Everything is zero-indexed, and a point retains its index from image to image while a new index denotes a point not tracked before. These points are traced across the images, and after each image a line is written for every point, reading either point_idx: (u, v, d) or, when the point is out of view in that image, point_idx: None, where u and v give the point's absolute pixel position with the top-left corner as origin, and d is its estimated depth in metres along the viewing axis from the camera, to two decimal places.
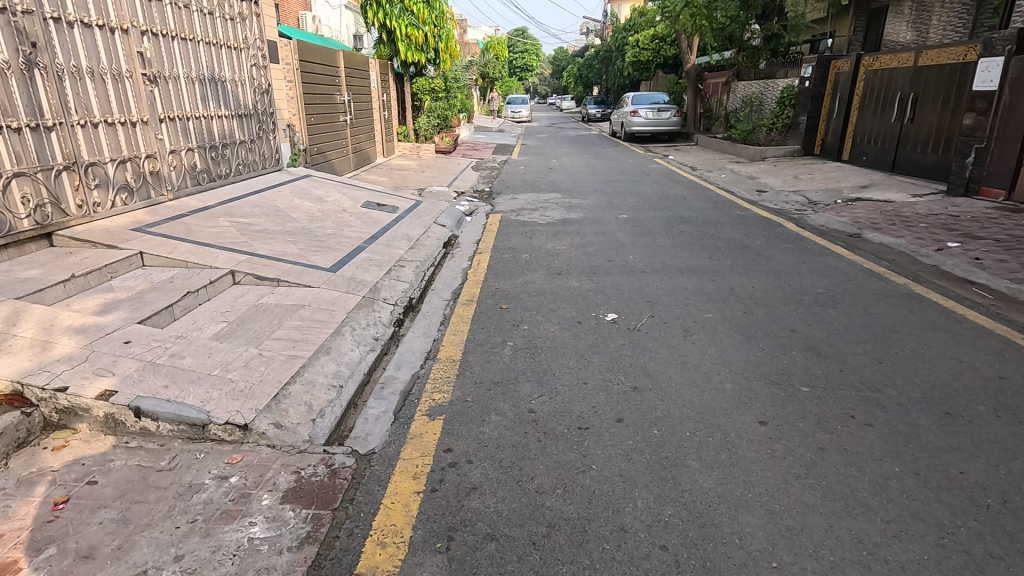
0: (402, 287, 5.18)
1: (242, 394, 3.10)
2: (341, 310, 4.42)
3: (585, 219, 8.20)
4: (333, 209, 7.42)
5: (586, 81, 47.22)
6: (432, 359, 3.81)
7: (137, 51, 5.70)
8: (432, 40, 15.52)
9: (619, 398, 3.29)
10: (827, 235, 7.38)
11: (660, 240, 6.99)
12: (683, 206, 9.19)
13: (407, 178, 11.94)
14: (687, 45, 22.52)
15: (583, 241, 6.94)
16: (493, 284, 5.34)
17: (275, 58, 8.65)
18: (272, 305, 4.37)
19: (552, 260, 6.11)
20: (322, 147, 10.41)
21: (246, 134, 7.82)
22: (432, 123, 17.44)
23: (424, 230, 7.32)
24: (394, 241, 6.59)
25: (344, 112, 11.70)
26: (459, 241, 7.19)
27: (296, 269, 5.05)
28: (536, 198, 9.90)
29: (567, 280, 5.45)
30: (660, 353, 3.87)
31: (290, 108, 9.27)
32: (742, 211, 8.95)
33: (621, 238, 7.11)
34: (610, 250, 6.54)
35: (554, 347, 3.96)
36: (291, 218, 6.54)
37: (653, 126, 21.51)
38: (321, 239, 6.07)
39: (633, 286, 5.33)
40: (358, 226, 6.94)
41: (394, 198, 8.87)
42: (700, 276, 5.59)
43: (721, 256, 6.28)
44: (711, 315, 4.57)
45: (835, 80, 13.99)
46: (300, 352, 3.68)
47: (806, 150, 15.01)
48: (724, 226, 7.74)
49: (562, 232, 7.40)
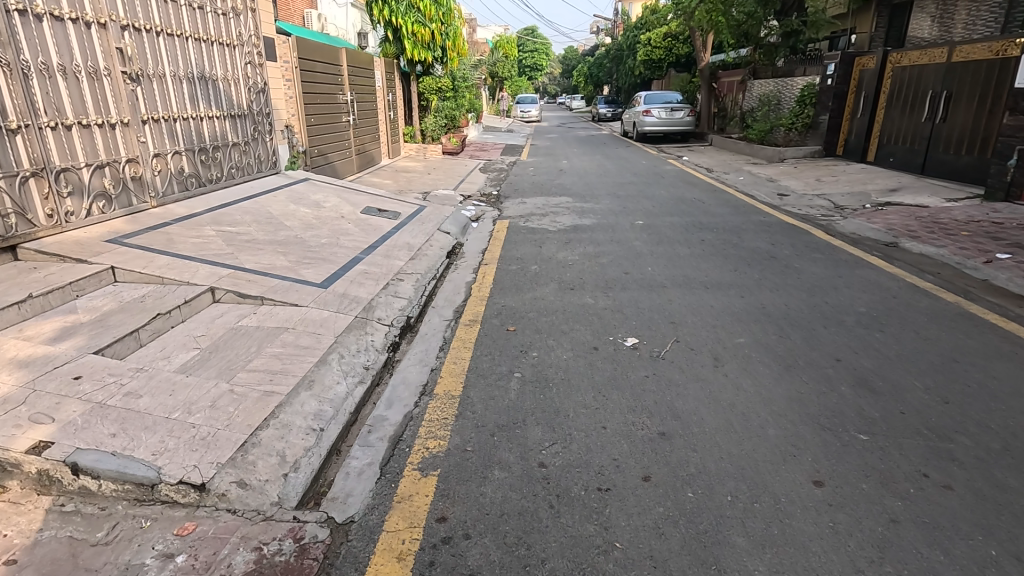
0: (400, 304, 4.72)
1: (203, 444, 2.65)
2: (329, 333, 3.97)
3: (598, 225, 7.70)
4: (331, 215, 6.98)
5: (596, 80, 46.62)
6: (428, 394, 3.34)
7: (117, 48, 5.28)
8: (439, 37, 15.06)
9: (644, 448, 2.81)
10: (860, 244, 6.85)
11: (679, 250, 6.49)
12: (701, 211, 8.66)
13: (412, 181, 11.52)
14: (700, 43, 21.98)
15: (596, 251, 6.46)
16: (499, 300, 4.88)
17: (272, 56, 8.24)
18: (253, 328, 3.93)
19: (563, 273, 5.63)
20: (323, 149, 9.99)
21: (240, 136, 7.42)
22: (440, 124, 16.94)
23: (426, 238, 6.86)
24: (393, 251, 6.14)
25: (347, 112, 11.29)
26: (464, 250, 6.71)
27: (283, 284, 4.60)
28: (546, 202, 9.41)
29: (580, 297, 4.97)
30: (688, 388, 3.38)
31: (289, 109, 8.87)
32: (765, 216, 8.42)
33: (638, 247, 6.62)
34: (625, 261, 6.06)
35: (567, 380, 3.48)
36: (283, 226, 6.11)
37: (666, 125, 20.94)
38: (314, 249, 5.64)
39: (653, 303, 4.83)
40: (356, 234, 6.49)
41: (396, 202, 8.43)
42: (726, 292, 5.09)
43: (747, 269, 5.77)
44: (743, 339, 4.07)
45: (860, 77, 13.37)
46: (278, 387, 3.22)
47: (828, 150, 14.40)
48: (748, 234, 7.22)
49: (573, 240, 6.92)
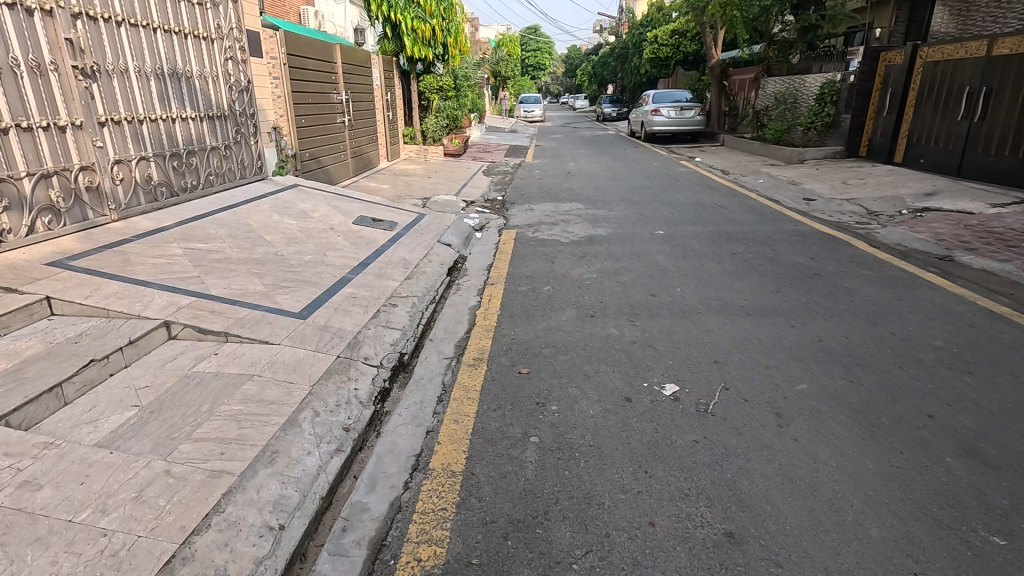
0: (391, 339, 4.01)
1: (113, 565, 1.94)
2: (304, 380, 3.26)
3: (614, 236, 6.99)
4: (318, 227, 6.28)
5: (600, 79, 45.85)
6: (422, 471, 2.63)
7: (66, 38, 4.59)
8: (441, 34, 14.39)
9: (710, 561, 2.10)
10: (910, 257, 6.13)
11: (709, 266, 5.76)
12: (726, 219, 7.92)
13: (411, 185, 10.82)
14: (711, 38, 21.22)
15: (616, 268, 5.73)
16: (509, 331, 4.16)
17: (257, 51, 7.56)
18: (211, 374, 3.21)
19: (580, 296, 4.92)
20: (315, 153, 9.31)
21: (220, 139, 6.72)
22: (441, 124, 16.40)
23: (425, 253, 6.14)
24: (387, 268, 5.44)
25: (342, 112, 10.61)
26: (466, 266, 6.00)
27: (254, 316, 3.90)
28: (555, 209, 8.70)
29: (602, 327, 4.25)
30: (752, 460, 2.66)
31: (277, 109, 8.19)
32: (796, 224, 7.70)
33: (662, 263, 5.90)
34: (650, 281, 5.33)
35: (597, 448, 2.77)
36: (263, 241, 5.42)
37: (676, 125, 20.18)
38: (297, 269, 4.93)
39: (689, 335, 4.11)
40: (346, 248, 5.79)
41: (392, 211, 7.72)
42: (773, 320, 4.36)
43: (792, 290, 5.04)
44: (808, 386, 3.35)
45: (885, 74, 12.64)
46: (229, 463, 2.51)
47: (850, 150, 13.65)
48: (782, 246, 6.48)
49: (589, 254, 6.19)
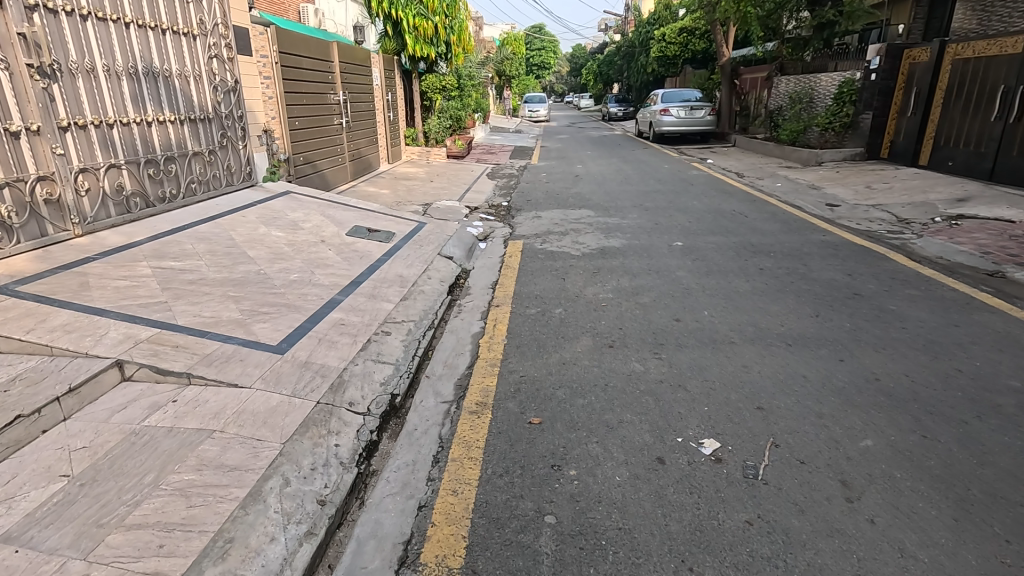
0: (381, 377, 3.49)
1: None
2: (275, 436, 2.74)
3: (629, 248, 6.47)
4: (307, 239, 5.77)
5: (605, 79, 45.25)
6: (412, 567, 2.12)
7: (19, 34, 4.10)
8: (444, 32, 13.88)
9: None
10: (956, 273, 5.58)
11: (737, 285, 5.22)
12: (748, 228, 7.39)
13: (412, 190, 10.32)
14: (722, 36, 20.68)
15: (633, 286, 5.20)
16: (517, 367, 3.64)
17: (245, 49, 7.07)
18: (164, 430, 2.70)
19: (596, 321, 4.39)
20: (310, 157, 8.81)
21: (204, 143, 6.22)
22: (443, 125, 15.90)
23: (424, 268, 5.63)
24: (382, 286, 4.94)
25: (339, 114, 10.12)
26: (469, 283, 5.48)
27: (224, 352, 3.38)
28: (564, 217, 8.17)
29: (623, 362, 3.72)
30: (822, 555, 2.14)
31: (268, 110, 7.70)
32: (825, 234, 7.16)
33: (684, 280, 5.36)
34: (673, 302, 4.80)
35: (628, 534, 2.25)
36: (244, 258, 4.91)
37: (685, 125, 19.61)
38: (280, 290, 4.42)
39: (725, 372, 3.58)
40: (337, 264, 5.27)
41: (390, 219, 7.21)
42: (818, 352, 3.83)
43: (833, 313, 4.50)
44: (875, 443, 2.82)
45: (909, 72, 12.06)
46: (168, 561, 2.00)
47: (871, 152, 13.08)
48: (814, 260, 5.93)
49: (603, 270, 5.67)
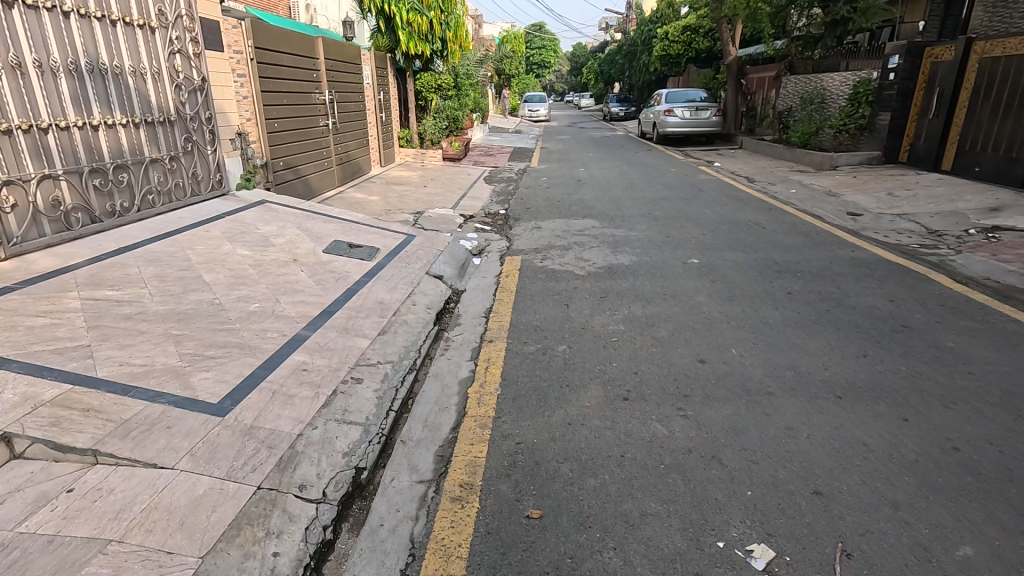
0: (346, 445, 2.85)
1: None
2: (192, 546, 2.08)
3: (639, 267, 5.80)
4: (277, 258, 5.11)
5: (606, 78, 44.57)
6: None
7: None
8: (439, 27, 13.22)
9: None
10: (1013, 299, 4.92)
11: (766, 315, 4.56)
12: (769, 242, 6.73)
13: (404, 196, 9.67)
14: (729, 34, 19.97)
15: (647, 315, 4.54)
16: (512, 430, 2.98)
17: (214, 43, 6.42)
18: (42, 541, 2.04)
19: (606, 364, 3.72)
20: (292, 161, 8.18)
21: (165, 149, 5.56)
22: (439, 125, 15.08)
23: (410, 291, 4.98)
24: (359, 316, 4.28)
25: (326, 114, 9.46)
26: (460, 310, 4.82)
27: (147, 416, 2.72)
28: (567, 228, 7.52)
29: (642, 422, 3.06)
30: None
31: (242, 111, 7.04)
32: (854, 250, 6.51)
33: (704, 308, 4.70)
34: (695, 337, 4.14)
35: None
36: (199, 285, 4.25)
37: (690, 126, 18.94)
38: (235, 325, 3.76)
39: (767, 438, 2.92)
40: (308, 289, 4.60)
41: (375, 232, 6.55)
42: (876, 409, 3.17)
43: (884, 353, 3.84)
44: (976, 553, 2.17)
45: (932, 71, 11.41)
46: None
47: (889, 156, 12.45)
48: (848, 282, 5.27)
49: (612, 294, 5.01)
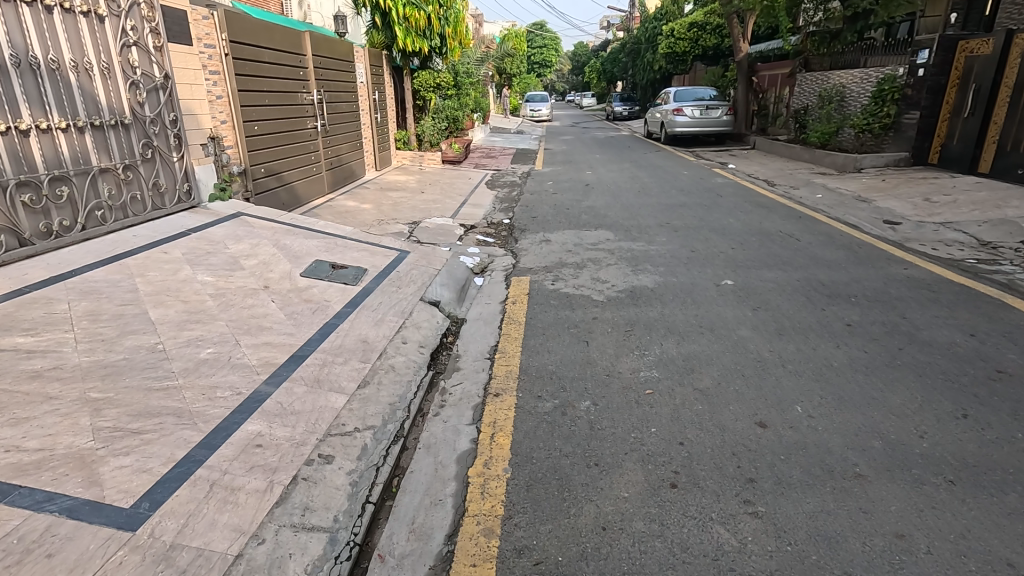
0: (303, 567, 2.09)
1: None
2: None
3: (666, 290, 5.03)
4: (244, 285, 4.35)
5: (608, 77, 43.71)
6: None
7: None
8: (437, 23, 12.44)
9: None
10: None
11: (828, 355, 3.79)
12: (808, 258, 5.97)
13: (399, 203, 8.93)
14: (740, 30, 19.17)
15: (684, 356, 3.77)
16: (528, 543, 2.23)
17: (179, 36, 5.67)
18: None
19: (642, 430, 2.96)
20: (275, 168, 7.44)
21: (117, 156, 4.80)
22: (439, 126, 14.01)
23: (400, 323, 4.23)
24: (337, 362, 3.52)
25: (313, 115, 8.70)
26: (459, 348, 4.07)
27: (22, 538, 1.96)
28: (579, 241, 6.75)
29: (701, 527, 2.30)
30: None
31: (214, 112, 6.29)
32: (907, 267, 5.74)
33: (751, 346, 3.93)
34: (747, 388, 3.37)
35: None
36: (140, 324, 3.49)
37: (700, 126, 18.13)
38: (175, 382, 2.99)
39: (874, 556, 2.16)
40: (276, 326, 3.84)
41: (363, 248, 5.80)
42: (1009, 504, 2.41)
43: (988, 412, 3.08)
44: None
45: (966, 66, 10.68)
46: None
47: (918, 157, 11.69)
48: (913, 310, 4.52)
49: (638, 327, 4.25)
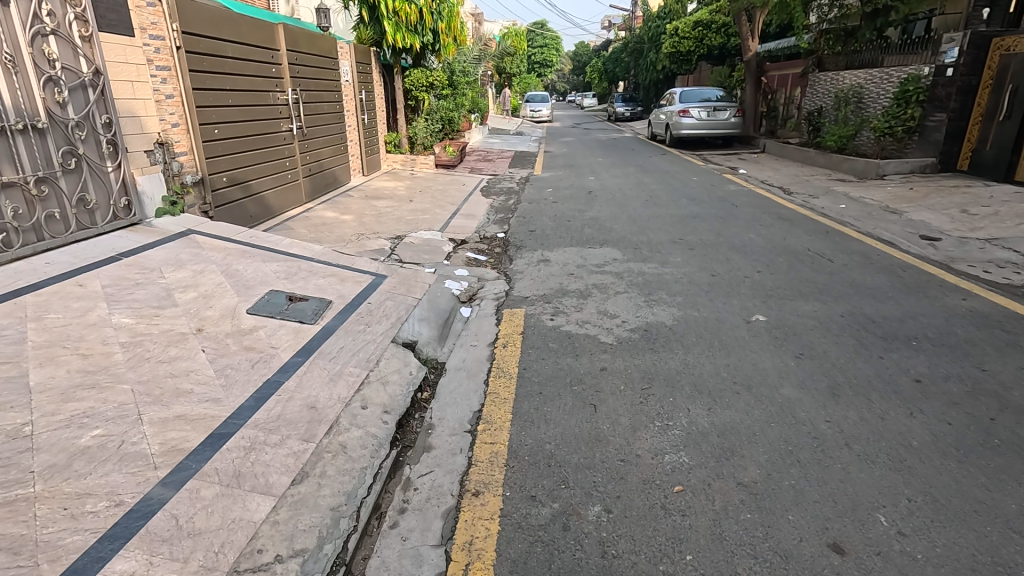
0: None
1: None
2: None
3: (687, 329, 4.20)
4: (172, 328, 3.53)
5: (610, 77, 42.89)
6: None
7: None
8: (430, 17, 11.60)
9: None
10: None
11: (904, 429, 2.95)
12: (848, 286, 5.16)
13: (384, 214, 8.12)
14: (750, 28, 18.34)
15: (719, 431, 2.95)
16: None
17: (116, 25, 4.85)
18: None
19: (673, 561, 2.15)
20: (239, 176, 6.63)
21: (27, 168, 4.00)
22: (433, 129, 13.33)
23: (361, 379, 3.41)
24: (270, 443, 2.70)
25: (288, 116, 7.88)
26: (433, 412, 3.24)
27: None
28: (582, 262, 5.93)
29: None
30: None
31: (163, 113, 5.49)
32: (966, 298, 4.91)
33: (802, 413, 3.11)
34: (808, 484, 2.55)
35: None
36: (10, 395, 2.67)
37: (707, 127, 17.29)
38: (28, 492, 2.17)
39: None
40: (198, 388, 3.01)
41: (332, 273, 4.99)
42: None
43: None
44: None
45: (1001, 65, 9.89)
46: None
47: (946, 163, 10.90)
48: (992, 359, 3.69)
49: (657, 383, 3.42)
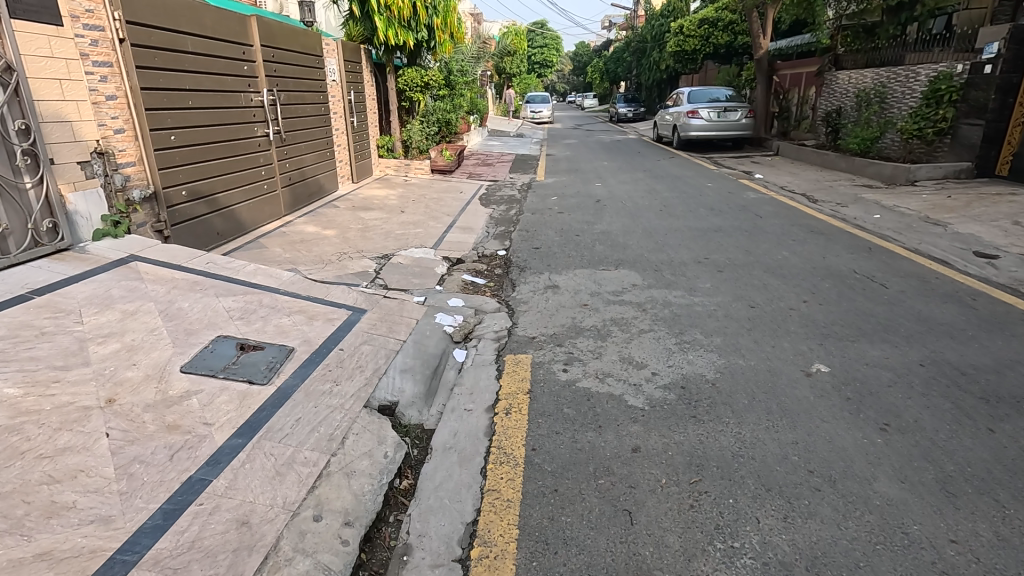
0: None
1: None
2: None
3: (735, 386, 3.36)
4: (72, 401, 2.70)
5: (611, 78, 41.95)
6: None
7: None
8: (424, 12, 10.79)
9: None
10: None
11: None
12: (917, 322, 4.31)
13: (371, 227, 7.28)
14: (761, 25, 17.54)
15: (808, 562, 2.11)
16: None
17: (39, 10, 4.02)
18: None
19: None
20: (202, 189, 5.81)
21: None
22: (428, 131, 12.57)
23: (318, 468, 2.57)
24: None
25: (263, 119, 7.06)
26: (413, 520, 2.41)
27: None
28: (596, 288, 5.09)
29: None
30: None
31: (104, 115, 4.67)
32: None
33: (915, 527, 2.28)
34: None
35: None
36: None
37: (717, 129, 16.44)
38: None
39: None
40: (83, 500, 2.18)
41: (298, 308, 4.15)
42: None
43: None
44: None
45: None
46: None
47: (982, 167, 10.08)
48: None
49: (710, 476, 2.58)
